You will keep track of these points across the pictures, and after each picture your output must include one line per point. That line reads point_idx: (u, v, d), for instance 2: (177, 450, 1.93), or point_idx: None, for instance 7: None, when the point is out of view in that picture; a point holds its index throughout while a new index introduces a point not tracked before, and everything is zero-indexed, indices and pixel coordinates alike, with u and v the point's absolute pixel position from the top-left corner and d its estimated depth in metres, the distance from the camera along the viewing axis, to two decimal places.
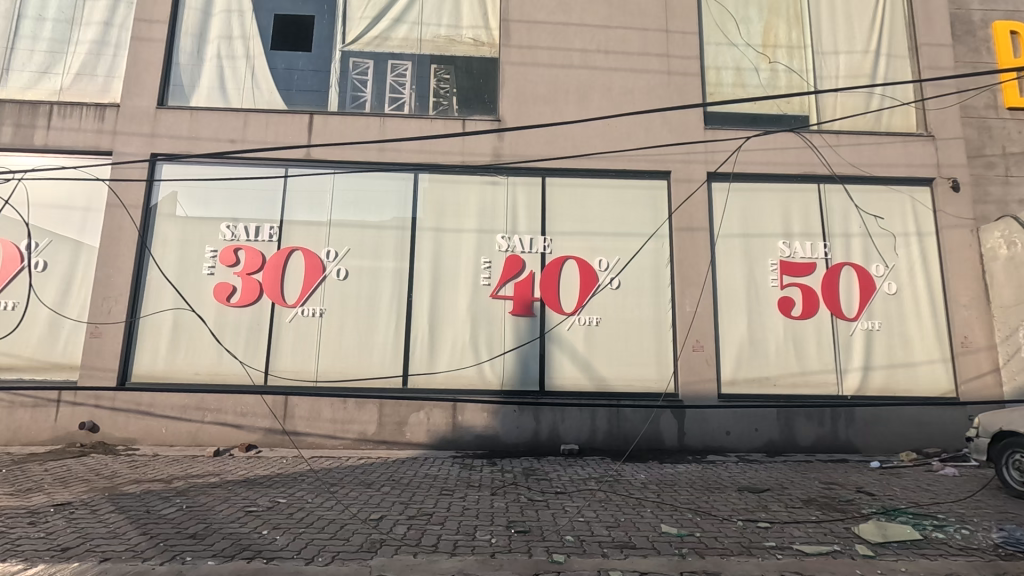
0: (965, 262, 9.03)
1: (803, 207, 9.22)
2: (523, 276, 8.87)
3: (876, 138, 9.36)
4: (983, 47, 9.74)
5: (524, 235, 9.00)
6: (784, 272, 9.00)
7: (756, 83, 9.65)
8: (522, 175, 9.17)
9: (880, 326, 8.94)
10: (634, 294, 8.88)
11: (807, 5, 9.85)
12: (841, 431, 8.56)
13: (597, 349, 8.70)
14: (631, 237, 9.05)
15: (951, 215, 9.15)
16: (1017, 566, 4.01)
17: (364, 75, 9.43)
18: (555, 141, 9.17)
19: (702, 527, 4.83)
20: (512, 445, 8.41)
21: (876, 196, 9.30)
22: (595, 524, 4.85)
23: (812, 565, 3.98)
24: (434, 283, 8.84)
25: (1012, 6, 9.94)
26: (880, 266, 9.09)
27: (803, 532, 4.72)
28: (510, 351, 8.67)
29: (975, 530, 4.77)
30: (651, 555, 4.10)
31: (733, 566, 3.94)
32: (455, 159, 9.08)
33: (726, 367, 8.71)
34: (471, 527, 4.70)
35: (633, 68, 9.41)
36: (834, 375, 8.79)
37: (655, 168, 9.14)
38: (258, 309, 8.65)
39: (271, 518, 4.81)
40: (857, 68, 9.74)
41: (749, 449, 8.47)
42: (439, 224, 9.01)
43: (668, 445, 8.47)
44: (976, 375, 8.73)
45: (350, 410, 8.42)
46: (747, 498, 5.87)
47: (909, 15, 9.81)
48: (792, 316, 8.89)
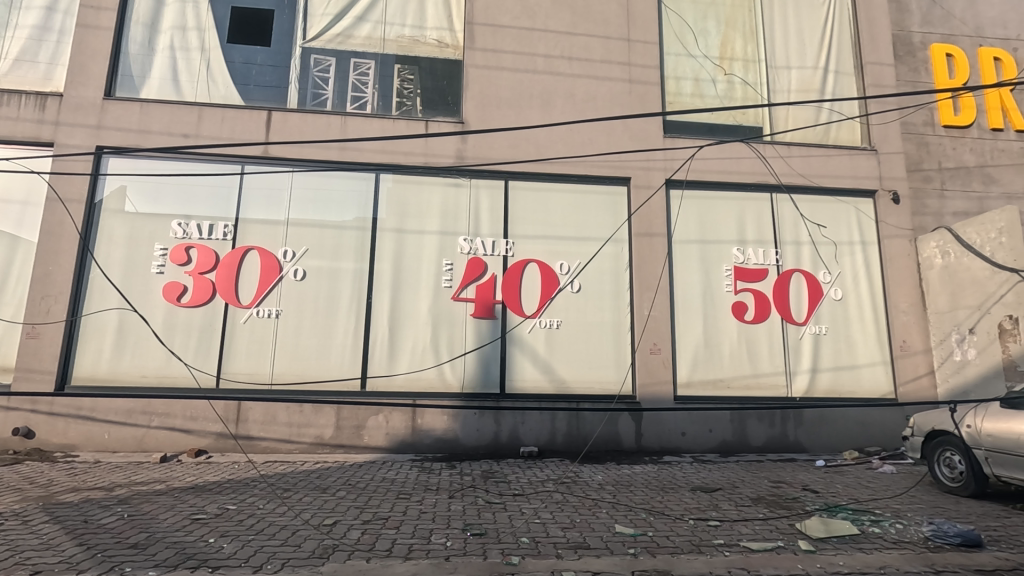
0: (905, 270, 9.54)
1: (757, 216, 9.55)
2: (485, 279, 8.87)
3: (824, 151, 9.78)
4: (921, 67, 10.35)
5: (486, 237, 9.02)
6: (737, 278, 9.31)
7: (713, 94, 9.95)
8: (485, 178, 9.17)
9: (827, 330, 9.34)
10: (595, 297, 9.01)
11: (761, 20, 10.22)
12: (790, 432, 8.89)
13: (558, 352, 8.78)
14: (592, 242, 9.18)
15: (892, 226, 9.65)
16: (945, 557, 4.24)
17: (325, 73, 9.28)
18: (518, 145, 9.21)
19: (655, 527, 4.93)
20: (472, 448, 8.40)
21: (824, 207, 9.71)
22: (551, 526, 4.90)
23: (758, 561, 4.11)
24: (395, 285, 8.75)
25: (948, 30, 10.56)
26: (828, 273, 9.51)
27: (751, 530, 4.88)
28: (471, 352, 8.66)
29: (909, 525, 5.04)
30: (603, 555, 4.17)
31: (683, 565, 4.03)
32: (417, 160, 9.02)
33: (682, 370, 8.93)
34: (427, 530, 4.67)
35: (596, 76, 9.56)
36: (785, 377, 9.13)
37: (616, 175, 9.31)
38: (211, 309, 8.38)
39: (219, 525, 4.66)
40: (807, 83, 10.16)
41: (703, 449, 8.71)
42: (401, 225, 8.93)
43: (626, 446, 8.61)
44: (914, 377, 9.23)
45: (307, 413, 8.25)
46: (699, 498, 6.02)
47: (856, 33, 10.30)
48: (745, 320, 9.19)
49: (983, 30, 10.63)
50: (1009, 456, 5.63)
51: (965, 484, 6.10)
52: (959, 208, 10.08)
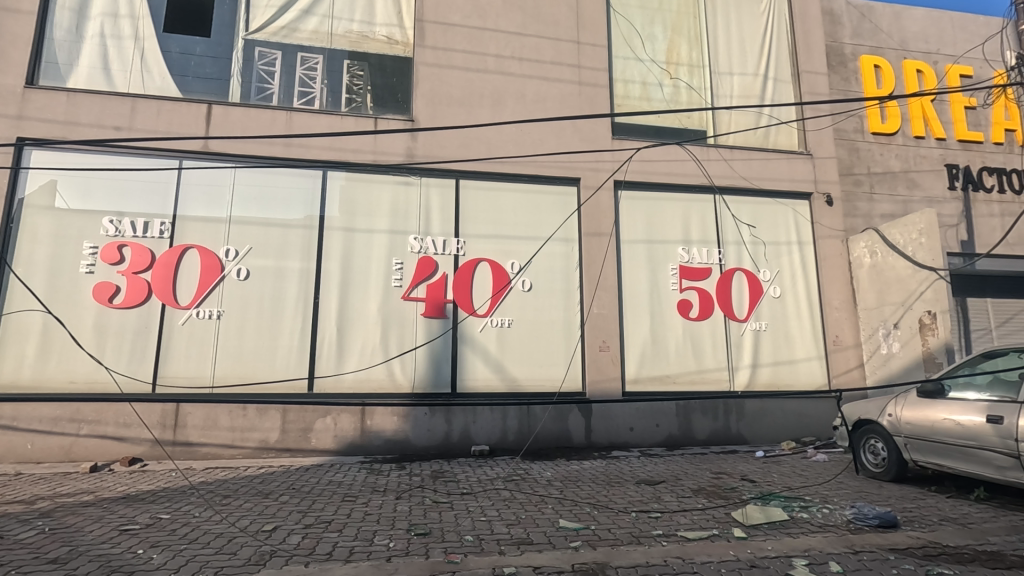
0: (837, 269, 10.07)
1: (701, 216, 9.87)
2: (436, 278, 8.84)
3: (764, 155, 10.21)
4: (852, 77, 10.99)
5: (437, 236, 8.98)
6: (683, 277, 9.60)
7: (660, 98, 10.21)
8: (435, 176, 9.13)
9: (766, 327, 9.75)
10: (546, 296, 9.11)
11: (705, 27, 10.57)
12: (732, 424, 9.25)
13: (509, 351, 8.84)
14: (543, 241, 9.28)
15: (826, 227, 10.16)
16: (864, 539, 4.52)
17: (271, 67, 9.02)
18: (469, 144, 9.19)
19: (598, 520, 5.04)
20: (422, 448, 8.35)
21: (764, 209, 10.13)
22: (496, 523, 4.93)
23: (693, 549, 4.27)
24: (343, 284, 8.59)
25: (876, 43, 11.23)
26: (767, 271, 9.93)
27: (689, 520, 5.06)
28: (422, 351, 8.60)
29: (834, 509, 5.35)
30: (545, 550, 4.24)
31: (622, 556, 4.14)
32: (366, 157, 8.87)
33: (630, 367, 9.15)
34: (370, 532, 4.63)
35: (546, 77, 9.66)
36: (727, 372, 9.49)
37: (566, 175, 9.44)
38: (146, 310, 8.02)
39: (149, 536, 4.48)
40: (748, 89, 10.56)
41: (651, 443, 8.94)
42: (349, 224, 8.77)
43: (576, 442, 8.74)
44: (845, 370, 9.77)
45: (251, 417, 8.00)
46: (643, 491, 6.18)
47: (793, 43, 10.78)
48: (690, 317, 9.50)
49: (907, 43, 11.34)
50: (925, 443, 6.04)
51: (887, 470, 6.52)
52: (885, 211, 10.75)
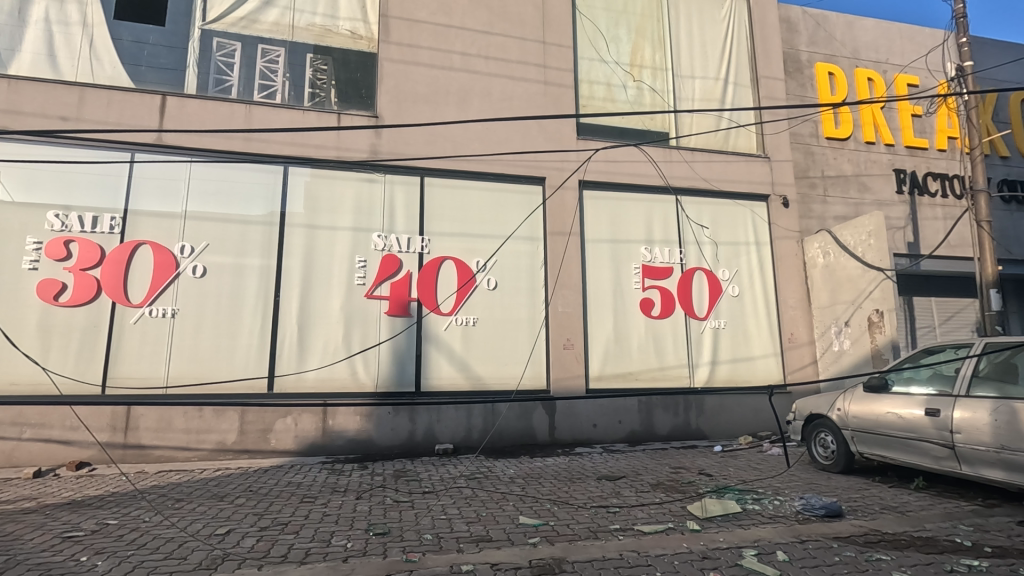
0: (792, 269, 10.43)
1: (663, 217, 10.07)
2: (400, 276, 8.77)
3: (724, 157, 10.48)
4: (807, 83, 11.38)
5: (401, 234, 8.91)
6: (646, 276, 9.78)
7: (624, 99, 10.36)
8: (400, 174, 9.05)
9: (725, 324, 10.02)
10: (511, 294, 9.15)
11: (669, 30, 10.77)
12: (692, 420, 9.47)
13: (474, 349, 8.84)
14: (508, 240, 9.31)
15: (782, 228, 10.50)
16: (810, 528, 4.71)
17: (229, 58, 8.78)
18: (434, 142, 9.15)
19: (558, 516, 5.11)
20: (386, 448, 8.28)
21: (723, 210, 10.40)
22: (456, 521, 4.95)
23: (649, 543, 4.38)
24: (305, 282, 8.43)
25: (830, 51, 11.65)
26: (726, 271, 10.21)
27: (646, 514, 5.18)
28: (385, 349, 8.52)
29: (784, 500, 5.55)
30: (504, 547, 4.28)
31: (579, 551, 4.21)
32: (329, 153, 8.73)
33: (594, 364, 9.27)
34: (327, 533, 4.58)
35: (512, 76, 9.69)
36: (687, 369, 9.71)
37: (531, 175, 9.48)
38: (96, 308, 7.72)
39: (94, 542, 4.32)
40: (710, 92, 10.82)
41: (614, 439, 9.08)
42: (312, 220, 8.61)
43: (540, 439, 8.82)
44: (799, 367, 10.14)
45: (207, 418, 7.79)
46: (603, 486, 6.29)
47: (752, 48, 11.08)
48: (652, 316, 9.68)
49: (859, 52, 11.80)
50: (870, 435, 6.32)
51: (835, 462, 6.80)
52: (838, 213, 11.17)
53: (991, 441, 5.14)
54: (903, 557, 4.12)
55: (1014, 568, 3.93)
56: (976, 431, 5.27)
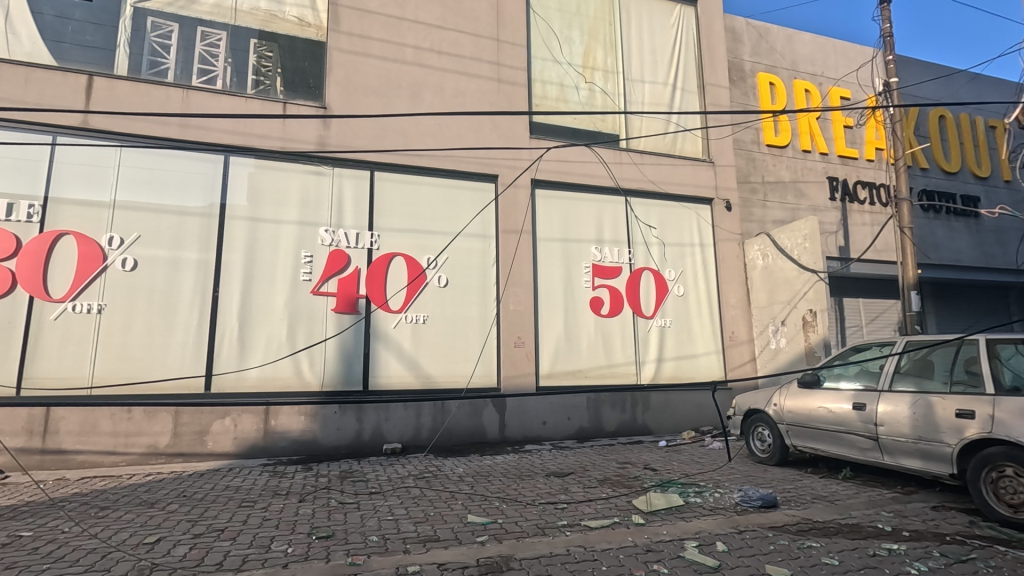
0: (734, 270, 10.87)
1: (614, 217, 10.26)
2: (348, 272, 8.54)
3: (671, 160, 10.77)
4: (750, 92, 11.86)
5: (349, 229, 8.68)
6: (596, 275, 9.94)
7: (577, 100, 10.48)
8: (349, 167, 8.80)
9: (671, 323, 10.32)
10: (462, 292, 9.09)
11: (620, 34, 10.97)
12: (639, 416, 9.70)
13: (424, 347, 8.73)
14: (460, 237, 9.23)
15: (725, 230, 10.91)
16: (747, 519, 4.91)
17: (165, 40, 8.29)
18: (385, 135, 8.95)
19: (506, 514, 5.10)
20: (331, 448, 8.05)
21: (669, 212, 10.69)
22: (403, 521, 4.86)
23: (595, 538, 4.44)
24: (247, 277, 8.08)
25: (771, 62, 12.18)
26: (672, 271, 10.50)
27: (593, 509, 5.25)
28: (332, 347, 8.29)
29: (724, 493, 5.76)
30: (451, 546, 4.24)
31: (527, 548, 4.22)
32: (274, 144, 8.40)
33: (544, 361, 9.34)
34: (267, 538, 4.40)
35: (465, 72, 9.61)
36: (635, 366, 9.93)
37: (483, 172, 9.44)
38: (10, 303, 7.13)
39: (5, 557, 3.98)
40: (659, 97, 11.10)
41: (563, 436, 9.17)
42: (254, 213, 8.26)
43: (490, 437, 8.80)
44: (739, 364, 10.57)
45: (137, 420, 7.34)
46: (552, 483, 6.34)
47: (699, 56, 11.45)
48: (602, 314, 9.85)
49: (797, 65, 12.39)
50: (804, 429, 6.65)
51: (771, 455, 7.13)
52: (777, 217, 11.70)
53: (910, 433, 5.50)
54: (832, 543, 4.35)
55: (929, 550, 4.22)
56: (897, 423, 5.63)
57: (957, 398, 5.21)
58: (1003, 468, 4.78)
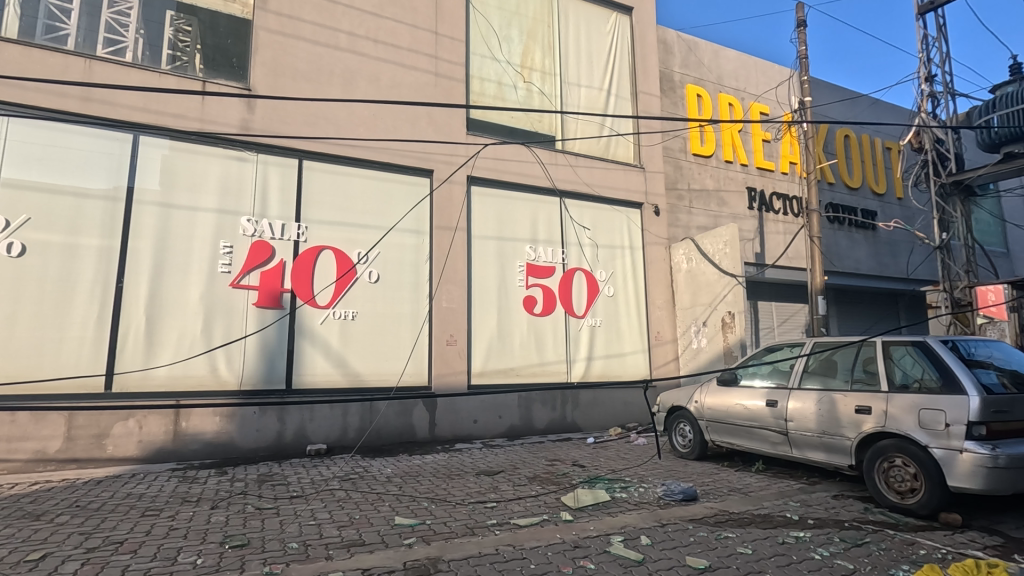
0: (660, 273, 11.31)
1: (548, 217, 10.36)
2: (272, 265, 8.10)
3: (604, 164, 11.03)
4: (679, 102, 12.35)
5: (274, 220, 8.23)
6: (530, 274, 10.01)
7: (514, 99, 10.49)
8: (275, 154, 8.35)
9: (601, 322, 10.58)
10: (394, 288, 8.87)
11: (558, 37, 11.10)
12: (568, 413, 9.88)
13: (352, 344, 8.44)
14: (393, 232, 9.00)
15: (653, 234, 11.32)
16: (669, 512, 5.10)
17: (66, 2, 7.50)
18: (315, 123, 8.56)
19: (435, 514, 5.02)
20: (249, 451, 7.62)
21: (602, 214, 10.95)
22: (326, 526, 4.66)
23: (524, 535, 4.45)
24: (156, 267, 7.47)
25: (699, 75, 12.76)
26: (603, 272, 10.77)
27: (522, 507, 5.27)
28: (253, 344, 7.84)
29: (648, 487, 5.97)
30: (377, 550, 4.10)
31: (455, 548, 4.16)
32: (191, 125, 7.81)
33: (476, 360, 9.29)
34: (174, 549, 4.07)
35: (402, 63, 9.37)
36: (565, 364, 10.10)
37: (418, 166, 9.25)
38: None
39: None
40: (594, 101, 11.34)
41: (493, 434, 9.16)
42: (167, 198, 7.65)
43: (420, 436, 8.65)
44: (663, 363, 11.02)
45: (22, 424, 6.60)
46: (482, 482, 6.31)
47: (633, 64, 11.79)
48: (534, 313, 9.94)
49: (723, 79, 13.05)
50: (721, 424, 7.02)
51: (692, 449, 7.47)
52: (701, 223, 12.27)
53: (816, 427, 5.93)
54: (746, 534, 4.59)
55: (830, 536, 4.55)
56: (804, 419, 6.04)
57: (857, 394, 5.66)
58: (893, 459, 5.24)
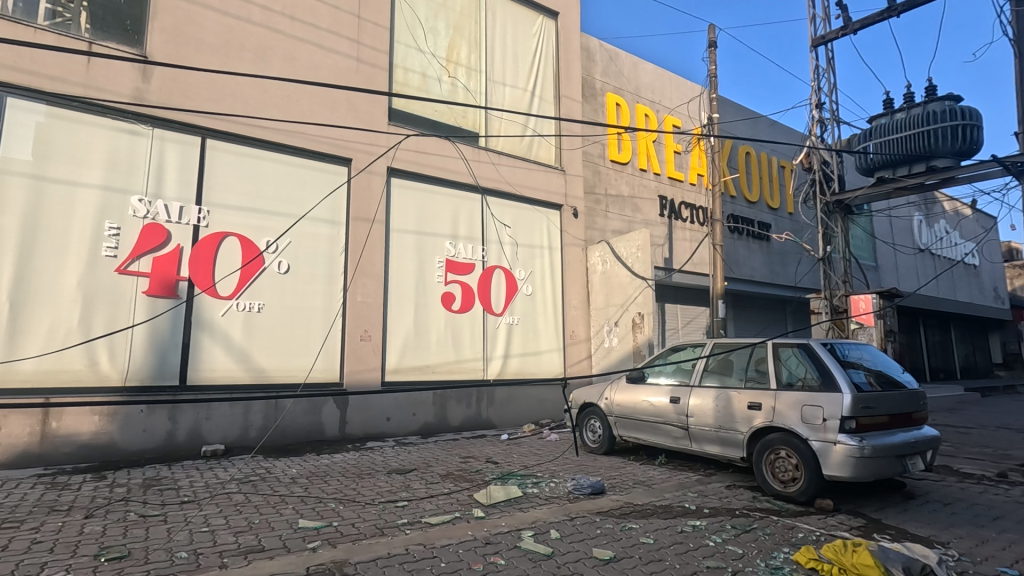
0: (577, 274, 11.64)
1: (469, 214, 10.32)
2: (166, 251, 7.44)
3: (526, 164, 11.16)
4: (599, 109, 12.74)
5: (171, 201, 7.56)
6: (448, 270, 9.91)
7: (438, 93, 10.34)
8: (174, 129, 7.66)
9: (518, 320, 10.70)
10: (305, 280, 8.45)
11: (485, 34, 11.07)
12: (483, 410, 9.91)
13: (257, 337, 7.94)
14: (305, 221, 8.56)
15: (571, 236, 11.62)
16: (578, 506, 5.25)
17: None
18: (222, 99, 7.96)
19: (342, 515, 4.84)
20: (134, 453, 6.94)
21: (523, 214, 11.07)
22: (221, 532, 4.34)
23: (435, 534, 4.40)
24: (25, 247, 6.59)
25: (619, 84, 13.25)
26: (522, 271, 10.89)
27: (434, 505, 5.21)
28: (141, 336, 7.15)
29: (558, 482, 6.11)
30: (278, 555, 3.88)
31: (363, 550, 4.03)
32: (74, 90, 6.98)
33: (391, 356, 9.07)
34: (36, 566, 3.61)
35: (321, 45, 8.95)
36: (482, 361, 10.11)
37: (336, 154, 8.87)
38: None
39: None
40: (518, 102, 11.43)
41: (407, 432, 8.98)
42: (40, 170, 6.77)
43: (328, 435, 8.30)
44: (576, 361, 11.36)
45: None
46: (393, 480, 6.16)
47: (556, 68, 12.03)
48: (452, 310, 9.86)
49: (640, 90, 13.63)
50: (629, 420, 7.34)
51: (601, 444, 7.76)
52: (616, 227, 12.74)
53: (713, 422, 6.34)
54: (648, 524, 4.83)
55: (723, 524, 4.89)
56: (703, 414, 6.45)
57: (749, 392, 6.12)
58: (779, 451, 5.73)
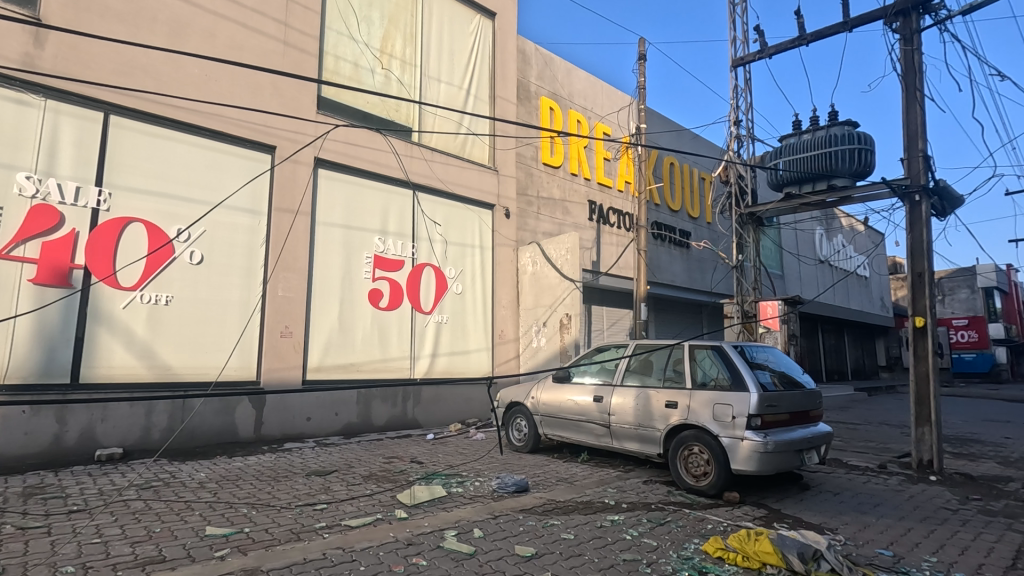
0: (507, 274, 11.73)
1: (400, 209, 10.12)
2: (58, 235, 6.75)
3: (459, 162, 11.10)
4: (533, 112, 12.89)
5: (66, 181, 6.86)
6: (377, 266, 9.67)
7: (371, 84, 10.03)
8: (72, 102, 6.96)
9: (447, 319, 10.63)
10: (220, 272, 7.95)
11: (421, 27, 10.89)
12: (409, 409, 9.75)
13: (163, 332, 7.38)
14: (222, 209, 8.06)
15: (502, 236, 11.69)
16: (502, 504, 5.29)
17: None
18: (130, 73, 7.33)
19: (255, 521, 4.59)
20: (12, 459, 6.23)
21: (455, 212, 11.01)
22: (115, 543, 3.99)
23: (354, 537, 4.27)
24: None
25: (553, 89, 13.47)
26: (452, 269, 10.82)
27: (355, 507, 5.06)
28: (25, 328, 6.43)
29: (483, 480, 6.12)
30: (181, 566, 3.62)
31: (277, 556, 3.85)
32: None
33: (313, 354, 8.72)
34: None
35: (245, 24, 8.47)
36: (409, 360, 9.94)
37: (258, 140, 8.42)
38: None
39: None
40: (453, 99, 11.35)
41: (328, 432, 8.68)
42: None
43: (242, 437, 7.85)
44: (504, 361, 11.45)
45: None
46: (312, 483, 5.93)
47: (492, 69, 12.06)
48: (379, 307, 9.62)
49: (573, 96, 13.93)
50: (554, 419, 7.48)
51: (526, 443, 7.86)
52: (546, 229, 12.95)
53: (633, 420, 6.60)
54: (569, 520, 4.94)
55: (640, 517, 5.09)
56: (624, 413, 6.70)
57: (666, 391, 6.41)
58: (692, 447, 6.05)
